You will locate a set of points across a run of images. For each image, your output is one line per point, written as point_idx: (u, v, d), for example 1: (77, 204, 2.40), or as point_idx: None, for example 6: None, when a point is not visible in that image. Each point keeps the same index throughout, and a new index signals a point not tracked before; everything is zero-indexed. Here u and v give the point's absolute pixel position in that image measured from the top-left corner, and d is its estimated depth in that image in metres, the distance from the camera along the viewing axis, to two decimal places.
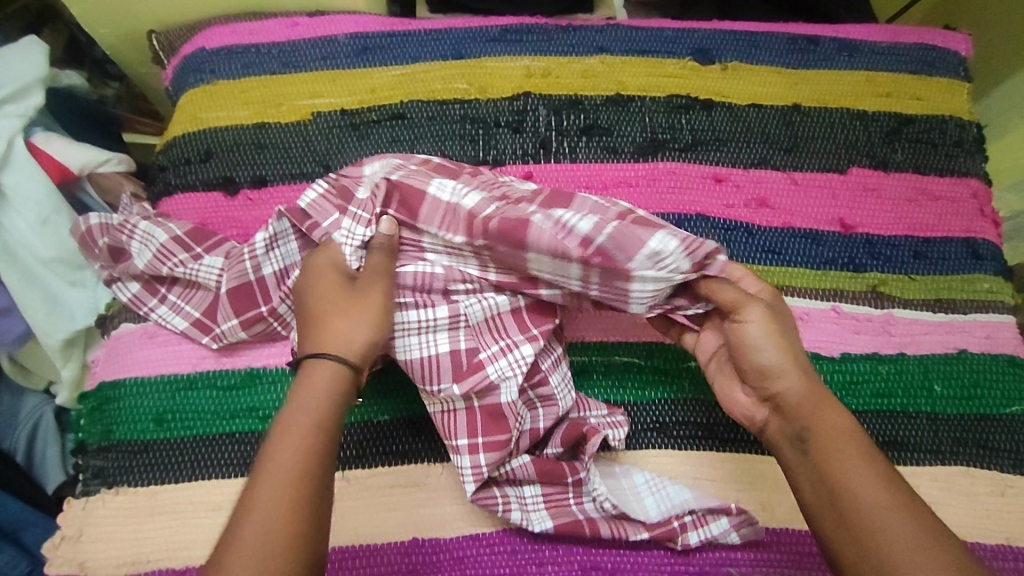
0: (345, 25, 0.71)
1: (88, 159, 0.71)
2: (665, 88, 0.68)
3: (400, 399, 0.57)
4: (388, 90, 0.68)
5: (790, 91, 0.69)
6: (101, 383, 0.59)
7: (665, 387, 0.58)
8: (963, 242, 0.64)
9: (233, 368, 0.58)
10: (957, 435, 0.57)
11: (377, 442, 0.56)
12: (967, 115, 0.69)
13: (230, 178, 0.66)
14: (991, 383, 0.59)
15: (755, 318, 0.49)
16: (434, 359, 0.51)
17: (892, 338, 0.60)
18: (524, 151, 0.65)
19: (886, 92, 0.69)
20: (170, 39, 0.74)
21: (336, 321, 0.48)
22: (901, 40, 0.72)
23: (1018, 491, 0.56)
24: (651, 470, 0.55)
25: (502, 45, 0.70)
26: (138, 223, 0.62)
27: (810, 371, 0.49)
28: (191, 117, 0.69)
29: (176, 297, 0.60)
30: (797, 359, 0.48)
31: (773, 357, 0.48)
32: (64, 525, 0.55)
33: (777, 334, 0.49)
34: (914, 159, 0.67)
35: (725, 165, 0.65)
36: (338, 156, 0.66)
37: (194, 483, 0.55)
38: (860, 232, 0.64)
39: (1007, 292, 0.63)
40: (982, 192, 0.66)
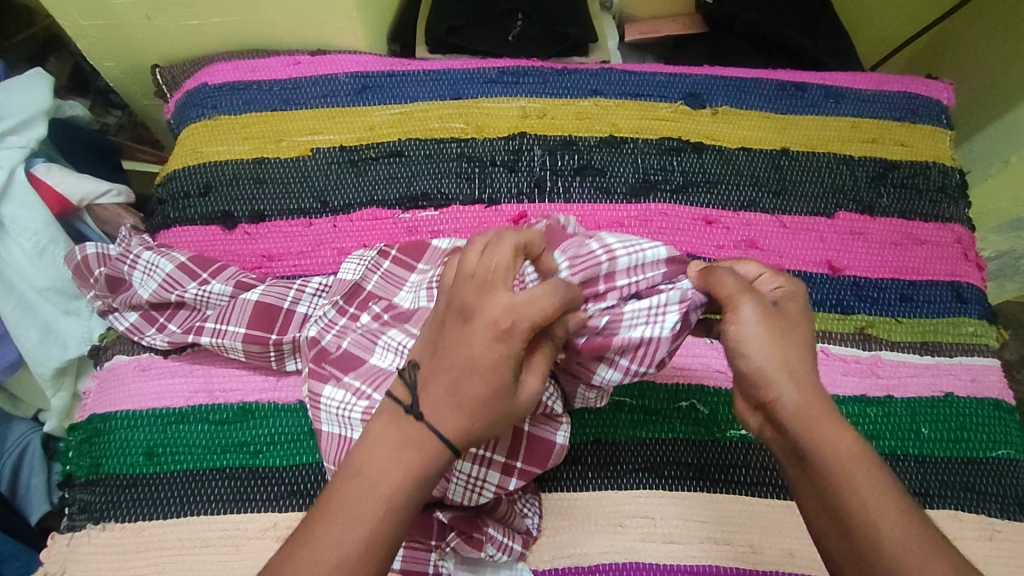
0: (346, 64, 0.73)
1: (88, 190, 0.71)
2: (657, 131, 0.70)
3: (299, 442, 0.57)
4: (386, 128, 0.70)
5: (779, 136, 0.71)
6: (92, 415, 0.59)
7: (657, 426, 0.58)
8: (948, 286, 0.66)
9: (226, 402, 0.58)
10: (944, 478, 0.58)
11: (281, 483, 0.56)
12: (951, 162, 0.71)
13: (229, 213, 0.67)
14: (977, 427, 0.60)
15: (741, 320, 0.43)
16: (388, 374, 0.50)
17: (880, 381, 0.61)
18: (519, 190, 0.67)
19: (872, 138, 0.71)
20: (174, 74, 0.76)
21: (463, 412, 0.39)
22: (885, 88, 0.74)
23: (1006, 535, 0.56)
24: (642, 511, 0.55)
25: (499, 86, 0.72)
26: (141, 253, 0.63)
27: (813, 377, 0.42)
28: (192, 151, 0.70)
29: (177, 325, 0.60)
30: (791, 363, 0.42)
31: (766, 361, 0.42)
32: (47, 561, 0.55)
33: (770, 337, 0.42)
34: (899, 204, 0.68)
35: (716, 207, 0.67)
36: (336, 192, 0.67)
37: (182, 518, 0.55)
38: (847, 274, 0.65)
39: (992, 335, 0.65)
40: (966, 237, 0.68)
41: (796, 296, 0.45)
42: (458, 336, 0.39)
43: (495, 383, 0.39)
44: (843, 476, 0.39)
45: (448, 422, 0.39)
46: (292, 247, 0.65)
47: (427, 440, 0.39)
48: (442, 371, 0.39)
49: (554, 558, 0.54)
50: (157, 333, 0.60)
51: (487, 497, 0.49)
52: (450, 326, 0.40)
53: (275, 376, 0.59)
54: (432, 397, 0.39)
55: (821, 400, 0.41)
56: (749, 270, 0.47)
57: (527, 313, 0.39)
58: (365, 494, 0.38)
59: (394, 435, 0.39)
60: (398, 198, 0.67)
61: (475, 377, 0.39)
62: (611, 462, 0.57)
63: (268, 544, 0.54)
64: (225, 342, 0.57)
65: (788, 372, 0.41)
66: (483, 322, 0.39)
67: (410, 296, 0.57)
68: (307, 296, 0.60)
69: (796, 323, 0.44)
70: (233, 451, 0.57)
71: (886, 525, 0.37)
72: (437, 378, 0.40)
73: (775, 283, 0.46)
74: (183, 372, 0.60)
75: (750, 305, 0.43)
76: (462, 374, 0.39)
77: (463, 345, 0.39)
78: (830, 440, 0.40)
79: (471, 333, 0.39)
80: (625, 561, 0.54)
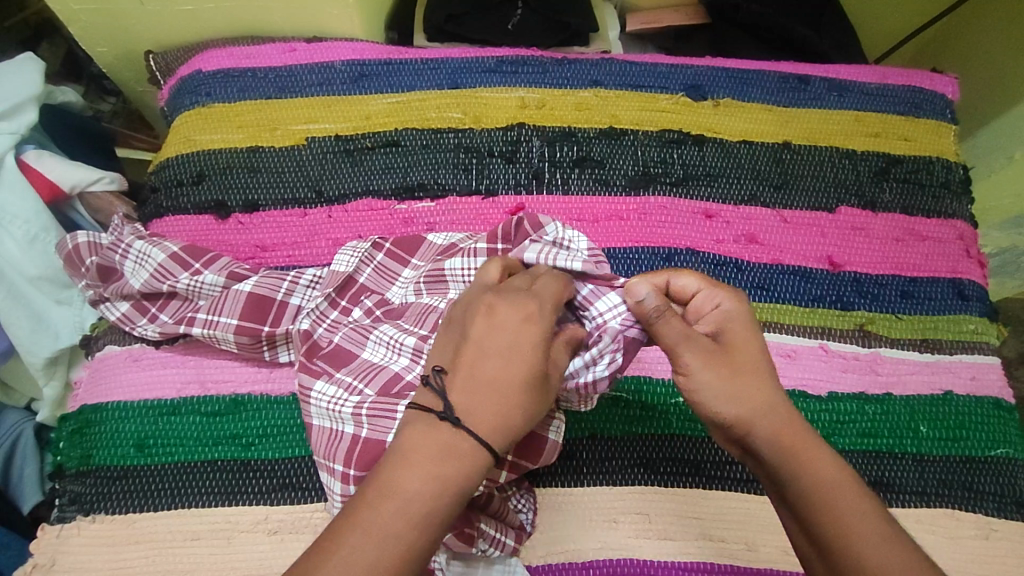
0: (342, 51, 0.72)
1: (79, 178, 0.70)
2: (657, 123, 0.69)
3: (291, 435, 0.56)
4: (383, 117, 0.69)
5: (781, 129, 0.70)
6: (82, 406, 0.59)
7: (653, 423, 0.58)
8: (949, 282, 0.65)
9: (218, 395, 0.58)
10: (942, 477, 0.57)
11: (274, 476, 0.55)
12: (954, 157, 0.70)
13: (223, 202, 0.66)
14: (976, 426, 0.59)
15: (697, 359, 0.44)
16: (378, 368, 0.51)
17: (879, 378, 0.60)
18: (517, 182, 0.66)
19: (875, 132, 0.70)
20: (167, 60, 0.75)
21: (503, 405, 0.39)
22: (889, 81, 0.73)
23: (1004, 535, 0.56)
24: (637, 507, 0.55)
25: (497, 75, 0.71)
26: (132, 242, 0.62)
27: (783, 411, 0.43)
28: (185, 139, 0.69)
29: (168, 316, 0.59)
30: (751, 402, 0.43)
31: (726, 407, 0.43)
32: (36, 553, 0.54)
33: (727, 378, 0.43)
34: (901, 199, 0.67)
35: (716, 201, 0.66)
36: (331, 181, 0.66)
37: (173, 511, 0.54)
38: (848, 270, 0.64)
39: (993, 333, 0.64)
40: (968, 234, 0.67)
41: (738, 318, 0.45)
42: (486, 329, 0.41)
43: (526, 373, 0.40)
44: (819, 502, 0.40)
45: (491, 414, 0.39)
46: (287, 237, 0.65)
47: (468, 442, 0.38)
48: (473, 367, 0.40)
49: (548, 554, 0.54)
50: (148, 324, 0.60)
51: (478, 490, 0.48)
52: (478, 328, 0.41)
53: (267, 368, 0.59)
54: (473, 392, 0.39)
55: (793, 430, 0.43)
56: (683, 284, 0.46)
57: (550, 297, 0.44)
58: (397, 508, 0.36)
59: (428, 444, 0.38)
60: (394, 189, 0.66)
61: (513, 364, 0.40)
62: (606, 458, 0.56)
63: (259, 538, 0.53)
64: (216, 333, 0.56)
65: (757, 408, 0.43)
66: (516, 306, 0.42)
67: (403, 291, 0.57)
68: (302, 288, 0.59)
69: (746, 352, 0.44)
70: (225, 443, 0.56)
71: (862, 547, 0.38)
72: (469, 375, 0.40)
73: (712, 303, 0.46)
74: (174, 363, 0.59)
75: (692, 350, 0.44)
76: (496, 362, 0.40)
77: (494, 346, 0.41)
78: (807, 471, 0.41)
79: (504, 320, 0.41)
80: (619, 558, 0.53)
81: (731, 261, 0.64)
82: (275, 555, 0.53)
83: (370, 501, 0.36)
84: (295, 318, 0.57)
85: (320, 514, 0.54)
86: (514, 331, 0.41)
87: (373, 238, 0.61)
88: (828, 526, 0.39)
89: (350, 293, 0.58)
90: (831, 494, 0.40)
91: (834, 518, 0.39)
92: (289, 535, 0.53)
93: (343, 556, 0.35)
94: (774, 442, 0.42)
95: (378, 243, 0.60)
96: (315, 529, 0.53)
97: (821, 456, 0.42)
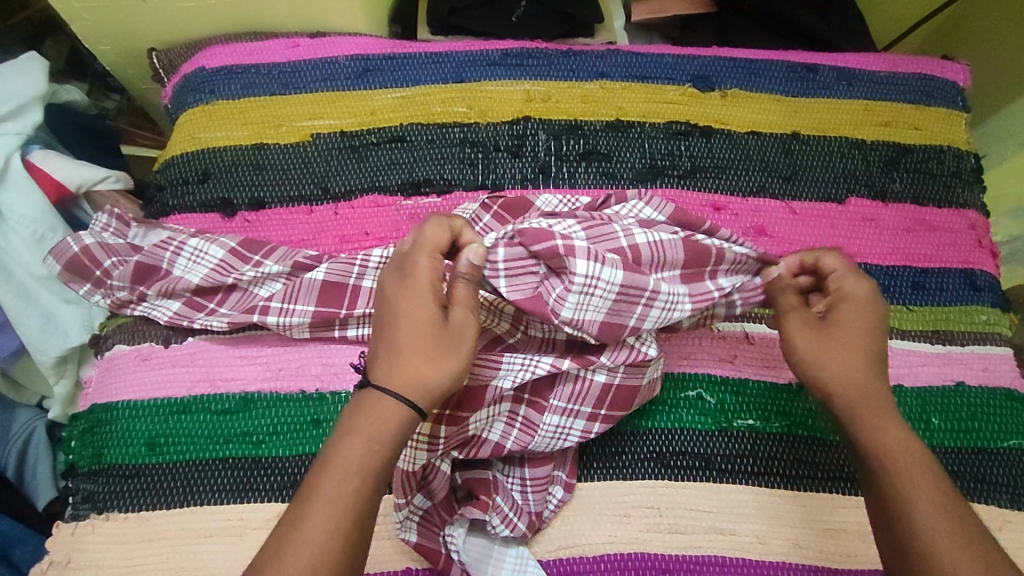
0: (346, 46, 0.71)
1: (85, 176, 0.70)
2: (664, 115, 0.68)
3: (301, 433, 0.56)
4: (387, 112, 0.68)
5: (790, 119, 0.69)
6: (93, 405, 0.59)
7: (662, 416, 0.57)
8: (961, 273, 0.64)
9: (227, 393, 0.58)
10: (954, 469, 0.57)
11: (286, 473, 0.55)
12: (966, 146, 0.69)
13: (228, 200, 0.66)
14: (988, 417, 0.59)
15: (801, 319, 0.51)
16: None
17: (890, 369, 0.60)
18: (523, 175, 0.65)
19: (886, 121, 0.69)
20: (171, 57, 0.74)
21: (397, 354, 0.45)
22: (900, 69, 0.72)
23: (1016, 526, 0.56)
24: (647, 501, 0.55)
25: (502, 69, 0.70)
26: (188, 239, 0.62)
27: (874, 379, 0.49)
28: (190, 137, 0.69)
29: (229, 308, 0.60)
30: (838, 367, 0.49)
31: (832, 370, 0.49)
32: (52, 550, 0.55)
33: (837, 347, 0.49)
34: (912, 189, 0.67)
35: (724, 193, 0.66)
36: (336, 178, 0.66)
37: (186, 509, 0.55)
38: (858, 262, 0.64)
39: (1005, 323, 0.63)
40: (980, 223, 0.66)
41: (868, 298, 0.51)
42: (382, 296, 0.48)
43: (416, 329, 0.45)
44: (880, 458, 0.46)
45: (394, 372, 0.45)
46: (293, 235, 0.64)
47: (378, 397, 0.44)
48: (389, 333, 0.46)
49: (558, 548, 0.54)
50: (209, 315, 0.60)
51: (573, 442, 0.54)
52: (381, 300, 0.48)
53: (276, 366, 0.59)
54: (377, 355, 0.46)
55: (872, 399, 0.48)
56: (829, 264, 0.52)
57: (422, 248, 0.47)
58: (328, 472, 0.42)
59: (348, 410, 0.45)
60: (400, 184, 0.66)
61: (401, 321, 0.46)
62: (615, 453, 0.56)
63: None
64: (292, 321, 0.58)
65: (835, 376, 0.49)
66: (395, 273, 0.48)
67: None
68: (371, 270, 0.60)
69: (853, 330, 0.50)
70: (235, 440, 0.56)
71: (913, 507, 0.43)
72: (375, 341, 0.47)
73: (854, 287, 0.51)
74: (184, 361, 0.59)
75: (795, 318, 0.51)
76: (396, 323, 0.46)
77: (386, 311, 0.47)
78: (874, 432, 0.47)
79: (388, 287, 0.47)
80: (629, 551, 0.54)
81: None
82: None
83: (313, 474, 0.42)
84: (367, 301, 0.58)
85: None
86: (405, 296, 0.46)
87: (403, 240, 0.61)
88: (895, 488, 0.44)
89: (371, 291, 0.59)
90: (903, 468, 0.45)
91: (900, 485, 0.44)
92: None
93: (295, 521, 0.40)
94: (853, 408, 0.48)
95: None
96: None
97: (895, 425, 0.47)
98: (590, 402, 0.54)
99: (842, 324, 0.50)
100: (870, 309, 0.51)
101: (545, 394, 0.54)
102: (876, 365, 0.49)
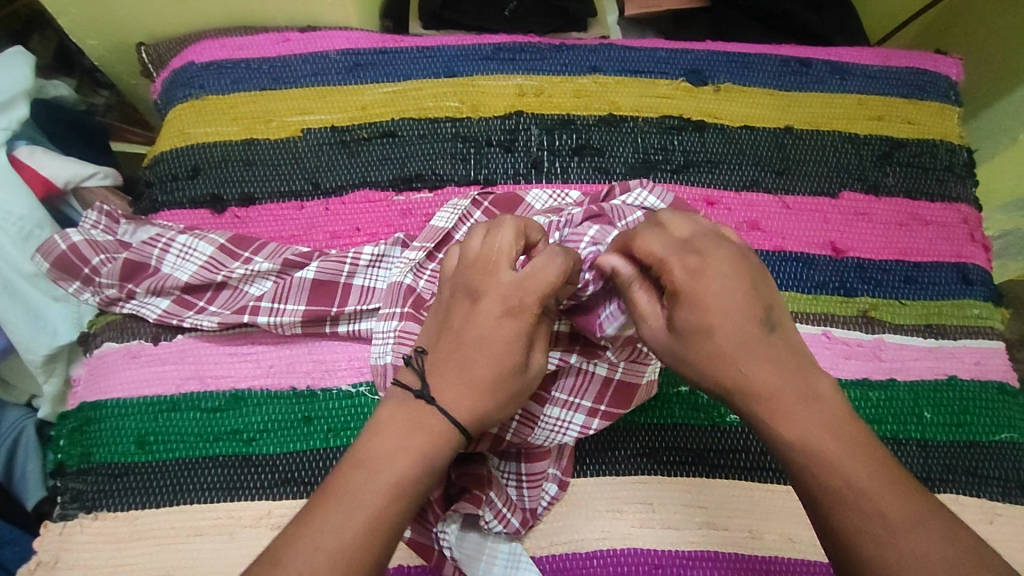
0: (337, 41, 0.71)
1: (73, 173, 0.70)
2: (658, 109, 0.68)
3: (292, 431, 0.56)
4: (379, 107, 0.68)
5: (784, 113, 0.69)
6: (82, 404, 0.58)
7: (655, 411, 0.57)
8: (953, 267, 0.64)
9: (218, 390, 0.57)
10: (947, 463, 0.57)
11: (278, 471, 0.55)
12: (958, 140, 0.69)
13: (218, 196, 0.65)
14: (980, 411, 0.59)
15: (653, 318, 0.43)
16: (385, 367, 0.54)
17: (883, 364, 0.60)
18: (516, 171, 0.65)
19: (878, 115, 0.69)
20: (160, 52, 0.73)
21: (473, 391, 0.43)
22: (892, 63, 0.72)
23: (1007, 519, 0.56)
24: (641, 497, 0.55)
25: (494, 63, 0.70)
26: (176, 236, 0.62)
27: (764, 370, 0.40)
28: (179, 132, 0.68)
29: (220, 306, 0.60)
30: (715, 373, 0.41)
31: (712, 378, 0.41)
32: (40, 550, 0.54)
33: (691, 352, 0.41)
34: (905, 183, 0.67)
35: (717, 188, 0.65)
36: (327, 173, 0.65)
37: (176, 507, 0.54)
38: (851, 256, 0.64)
39: (997, 318, 0.63)
40: (973, 218, 0.66)
41: (700, 234, 0.44)
42: (467, 316, 0.45)
43: (500, 363, 0.44)
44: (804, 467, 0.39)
45: (462, 400, 0.43)
46: (284, 230, 0.64)
47: (438, 420, 0.43)
48: (465, 356, 0.44)
49: (551, 544, 0.54)
50: (200, 315, 0.59)
51: (571, 437, 0.53)
52: (459, 315, 0.45)
53: (267, 364, 0.58)
54: (444, 374, 0.44)
55: (772, 397, 0.40)
56: (672, 224, 0.44)
57: (535, 284, 0.44)
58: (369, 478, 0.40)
59: (401, 417, 0.43)
60: (392, 179, 0.65)
61: (488, 356, 0.44)
62: (608, 448, 0.56)
63: (262, 532, 0.53)
64: (283, 319, 0.57)
65: (717, 383, 0.41)
66: (494, 299, 0.44)
67: (400, 272, 0.59)
68: (362, 269, 0.60)
69: (701, 320, 0.41)
70: (226, 438, 0.56)
71: (856, 518, 0.37)
72: (446, 356, 0.45)
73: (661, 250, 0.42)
74: (173, 358, 0.59)
75: (650, 330, 0.43)
76: (474, 349, 0.44)
77: (468, 334, 0.44)
78: (786, 437, 0.39)
79: (480, 309, 0.45)
80: (623, 547, 0.53)
81: None
82: None
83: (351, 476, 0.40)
84: (360, 299, 0.58)
85: None
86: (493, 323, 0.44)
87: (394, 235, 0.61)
88: (821, 492, 0.38)
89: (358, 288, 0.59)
90: (820, 462, 0.38)
91: (821, 482, 0.38)
92: None
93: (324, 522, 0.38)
94: (751, 406, 0.40)
95: (408, 240, 0.61)
96: None
97: (806, 420, 0.39)
98: (590, 397, 0.54)
99: (692, 311, 0.41)
100: (707, 263, 0.41)
101: (547, 388, 0.53)
102: (746, 331, 0.40)
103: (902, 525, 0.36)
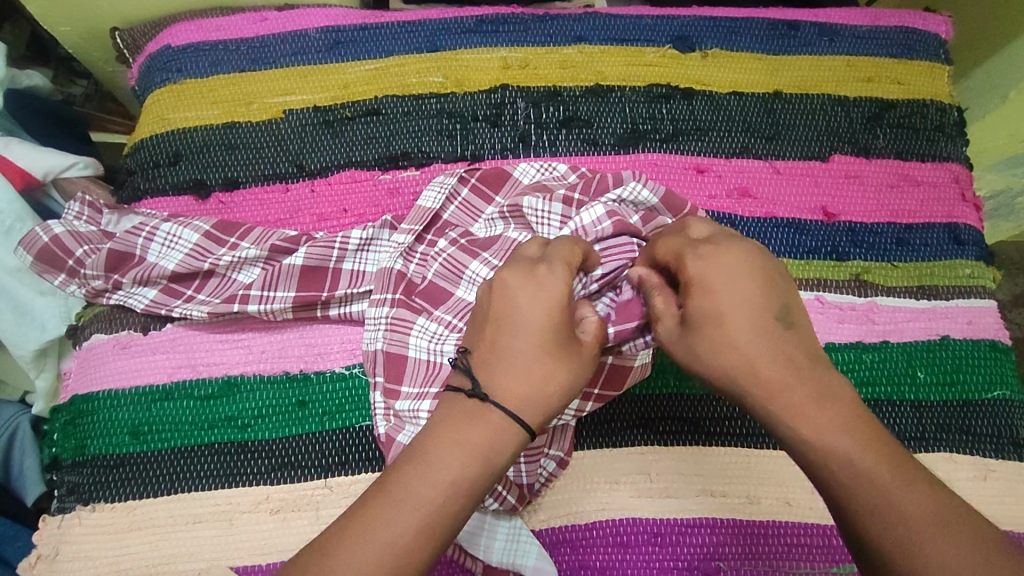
0: (316, 18, 0.69)
1: (52, 164, 0.68)
2: (644, 78, 0.67)
3: (289, 416, 0.56)
4: (361, 85, 0.67)
5: (772, 77, 0.68)
6: (73, 397, 0.58)
7: (650, 383, 0.57)
8: (945, 227, 0.64)
9: (210, 377, 0.57)
10: (940, 422, 0.58)
11: (276, 456, 0.55)
12: (948, 99, 0.69)
13: (201, 181, 0.64)
14: (973, 369, 0.59)
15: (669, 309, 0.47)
16: (378, 355, 0.54)
17: (876, 327, 0.60)
18: (503, 146, 0.64)
19: (867, 76, 0.68)
20: (134, 37, 0.72)
21: (525, 378, 0.43)
22: (881, 23, 0.71)
23: (1001, 475, 0.56)
24: (638, 467, 0.55)
25: (478, 36, 0.68)
26: (160, 224, 0.61)
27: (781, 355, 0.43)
28: (159, 118, 0.67)
29: (208, 294, 0.59)
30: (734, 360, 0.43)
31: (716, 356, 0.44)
32: (40, 544, 0.54)
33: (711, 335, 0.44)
34: (895, 144, 0.66)
35: (706, 156, 0.65)
36: (312, 155, 0.64)
37: (173, 496, 0.54)
38: (842, 220, 0.63)
39: (988, 276, 0.63)
40: (963, 176, 0.66)
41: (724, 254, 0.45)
42: (506, 303, 0.45)
43: (546, 347, 0.44)
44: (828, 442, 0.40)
45: (516, 391, 0.43)
46: (269, 215, 0.63)
47: (496, 415, 0.42)
48: (504, 346, 0.44)
49: (551, 517, 0.54)
50: (188, 303, 0.58)
51: (567, 421, 0.52)
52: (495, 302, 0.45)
53: (258, 349, 0.58)
54: (493, 368, 0.44)
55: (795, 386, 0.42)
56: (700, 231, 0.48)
57: (560, 260, 0.45)
58: (420, 477, 0.40)
59: (463, 420, 0.42)
60: (377, 159, 0.64)
61: (531, 341, 0.44)
62: (605, 421, 0.56)
63: (262, 517, 0.53)
64: (274, 307, 0.57)
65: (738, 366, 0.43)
66: (527, 281, 0.44)
67: (390, 257, 0.58)
68: (351, 253, 0.59)
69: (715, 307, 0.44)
70: (221, 425, 0.56)
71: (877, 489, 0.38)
72: (490, 350, 0.44)
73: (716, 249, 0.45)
74: (163, 348, 0.58)
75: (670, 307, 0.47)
76: (517, 338, 0.44)
77: (513, 321, 0.44)
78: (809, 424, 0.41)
79: (516, 296, 0.44)
80: (622, 517, 0.54)
81: (724, 216, 0.63)
82: (279, 534, 0.53)
83: (429, 444, 0.41)
84: (350, 283, 0.58)
85: (321, 491, 0.54)
86: (537, 308, 0.44)
87: (384, 217, 0.60)
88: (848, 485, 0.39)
89: (349, 273, 0.59)
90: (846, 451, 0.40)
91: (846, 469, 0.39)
92: (292, 513, 0.53)
93: (358, 527, 0.38)
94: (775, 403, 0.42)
95: (397, 221, 0.60)
96: (317, 506, 0.53)
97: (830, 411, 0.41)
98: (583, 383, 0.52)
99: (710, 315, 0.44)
100: (726, 272, 0.44)
101: None
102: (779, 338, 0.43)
103: (929, 531, 0.36)
